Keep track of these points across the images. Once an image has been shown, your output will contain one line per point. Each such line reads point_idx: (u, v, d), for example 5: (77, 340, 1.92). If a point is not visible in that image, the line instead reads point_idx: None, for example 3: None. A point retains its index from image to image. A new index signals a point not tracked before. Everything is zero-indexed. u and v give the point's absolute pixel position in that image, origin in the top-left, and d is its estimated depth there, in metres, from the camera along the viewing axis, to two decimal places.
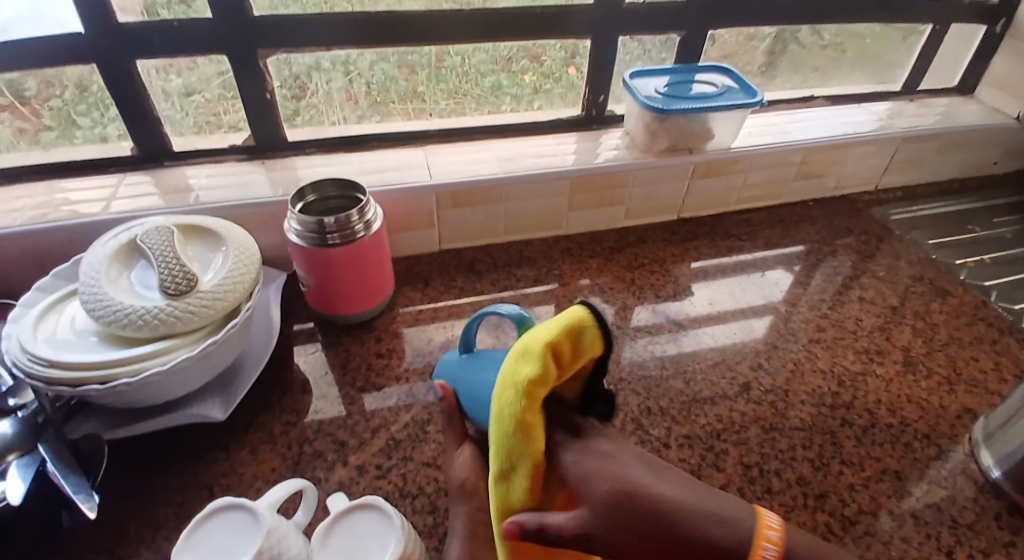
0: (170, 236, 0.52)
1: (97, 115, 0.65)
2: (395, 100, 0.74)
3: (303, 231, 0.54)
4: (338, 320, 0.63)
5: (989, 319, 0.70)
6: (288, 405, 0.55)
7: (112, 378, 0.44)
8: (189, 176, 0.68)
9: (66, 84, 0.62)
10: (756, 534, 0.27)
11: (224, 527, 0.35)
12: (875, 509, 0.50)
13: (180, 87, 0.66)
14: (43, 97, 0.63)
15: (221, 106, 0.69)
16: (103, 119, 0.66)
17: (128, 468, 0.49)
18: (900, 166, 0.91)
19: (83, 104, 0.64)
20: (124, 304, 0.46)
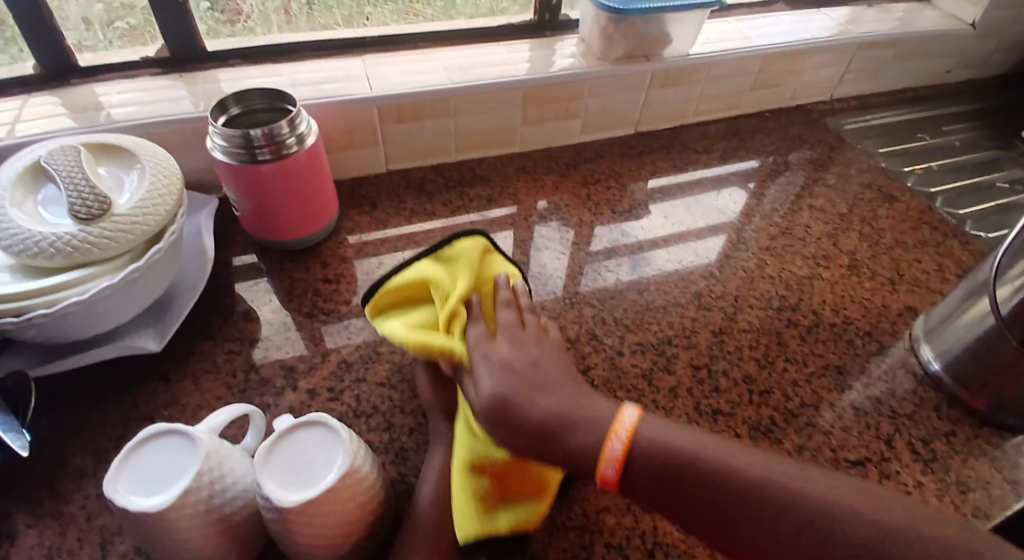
0: (77, 156, 0.47)
1: (14, 50, 0.59)
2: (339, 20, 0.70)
3: (229, 146, 0.50)
4: (280, 246, 0.59)
5: (934, 224, 0.72)
6: (232, 333, 0.52)
7: (27, 309, 0.40)
8: (100, 93, 0.61)
9: None
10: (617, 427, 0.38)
11: (161, 455, 0.33)
12: (818, 402, 0.52)
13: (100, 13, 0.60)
14: None
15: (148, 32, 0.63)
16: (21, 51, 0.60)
17: (62, 405, 0.46)
18: (856, 74, 0.90)
19: None
20: (30, 231, 0.42)
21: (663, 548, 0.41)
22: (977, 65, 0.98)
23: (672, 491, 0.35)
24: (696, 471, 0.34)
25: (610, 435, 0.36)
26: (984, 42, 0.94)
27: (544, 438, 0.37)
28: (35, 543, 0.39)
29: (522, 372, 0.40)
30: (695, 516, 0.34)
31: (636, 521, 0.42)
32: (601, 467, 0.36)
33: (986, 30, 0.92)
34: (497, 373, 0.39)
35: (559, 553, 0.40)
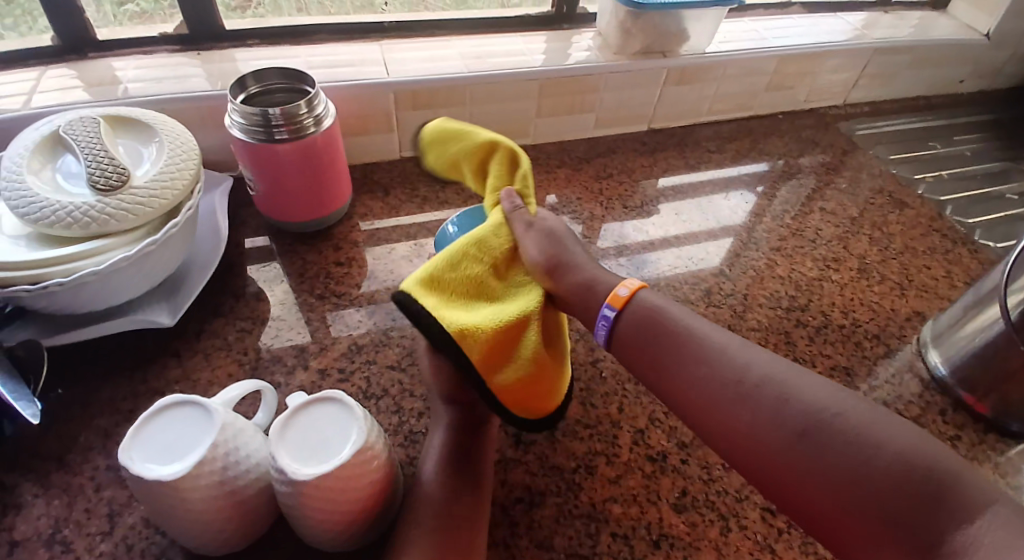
0: (96, 128, 0.47)
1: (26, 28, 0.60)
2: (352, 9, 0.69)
3: (247, 124, 0.50)
4: (292, 228, 0.59)
5: (944, 231, 0.72)
6: (243, 312, 0.52)
7: (43, 277, 0.40)
8: (118, 68, 0.61)
9: None
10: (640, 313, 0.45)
11: (176, 425, 0.33)
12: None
13: None
14: None
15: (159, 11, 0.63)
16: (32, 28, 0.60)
17: (73, 377, 0.46)
18: (870, 80, 0.90)
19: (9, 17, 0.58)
20: (49, 200, 0.42)
21: (669, 539, 0.41)
22: (991, 76, 0.98)
23: (681, 366, 0.39)
24: (709, 354, 0.38)
25: (620, 283, 0.44)
26: (998, 54, 0.94)
27: (566, 266, 0.47)
28: (44, 512, 0.39)
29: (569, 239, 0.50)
30: (698, 396, 0.37)
31: (642, 512, 0.42)
32: (615, 287, 0.44)
33: (1000, 41, 0.92)
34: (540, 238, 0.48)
35: (565, 539, 0.40)
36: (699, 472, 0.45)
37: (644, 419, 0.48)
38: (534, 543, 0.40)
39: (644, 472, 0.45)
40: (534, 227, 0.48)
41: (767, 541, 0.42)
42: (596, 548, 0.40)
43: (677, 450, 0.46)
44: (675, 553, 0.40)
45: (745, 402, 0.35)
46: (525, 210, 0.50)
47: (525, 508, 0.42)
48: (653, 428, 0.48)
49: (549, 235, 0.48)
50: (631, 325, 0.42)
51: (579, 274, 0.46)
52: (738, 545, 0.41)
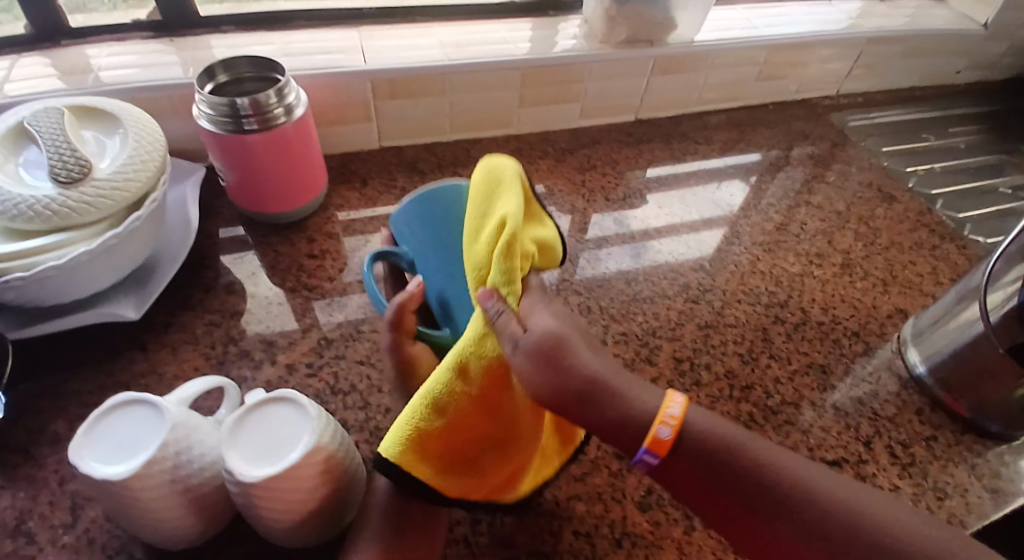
0: (60, 118, 0.46)
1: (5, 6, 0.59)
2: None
3: (215, 115, 0.49)
4: (266, 219, 0.59)
5: (932, 226, 0.71)
6: (213, 305, 0.52)
7: (4, 272, 0.40)
8: (91, 54, 0.60)
9: None
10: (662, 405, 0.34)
11: (128, 424, 0.33)
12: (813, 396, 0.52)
13: None
14: None
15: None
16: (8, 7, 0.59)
17: (39, 369, 0.46)
18: (864, 70, 0.88)
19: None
20: (9, 193, 0.41)
21: (631, 538, 0.41)
22: (989, 67, 0.96)
23: (731, 491, 0.31)
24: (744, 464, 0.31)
25: (660, 416, 0.32)
26: (997, 44, 0.92)
27: (582, 395, 0.34)
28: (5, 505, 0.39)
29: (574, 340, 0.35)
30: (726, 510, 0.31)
31: (606, 511, 0.42)
32: (654, 427, 0.32)
33: (998, 32, 0.90)
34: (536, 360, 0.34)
35: (527, 538, 0.40)
36: None
37: None
38: (495, 541, 0.40)
39: (611, 470, 0.44)
40: (523, 352, 0.34)
41: None
42: (557, 547, 0.40)
43: None
44: (637, 552, 0.40)
45: (807, 532, 0.30)
46: (511, 314, 0.36)
47: None
48: None
49: (546, 359, 0.34)
50: (681, 469, 0.31)
51: (603, 416, 0.33)
52: (701, 545, 0.41)
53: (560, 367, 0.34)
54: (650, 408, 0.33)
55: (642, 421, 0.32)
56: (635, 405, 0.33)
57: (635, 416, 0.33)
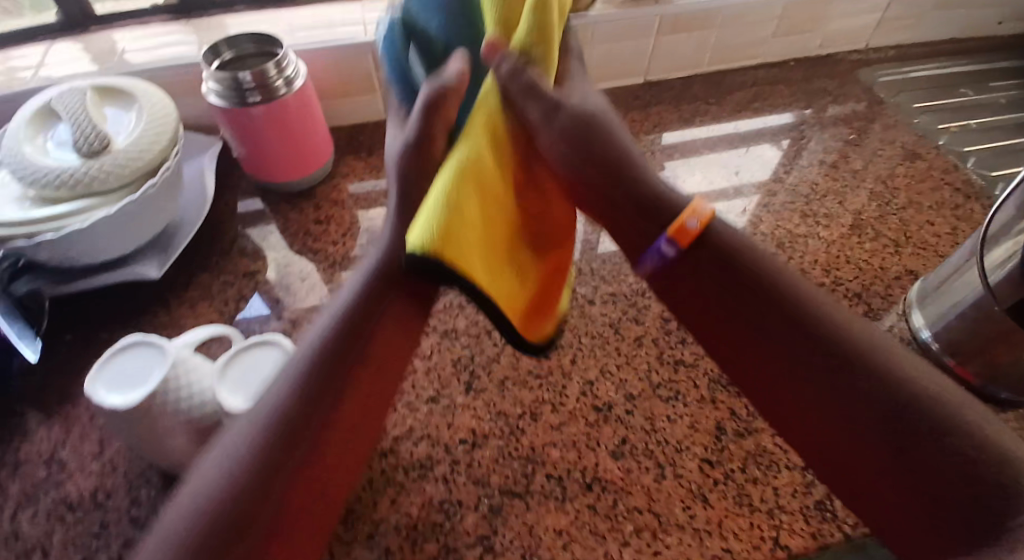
0: (86, 97, 0.51)
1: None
2: None
3: (220, 90, 0.53)
4: (278, 188, 0.63)
5: (957, 185, 0.68)
6: (228, 267, 0.57)
7: (37, 234, 0.45)
8: (117, 38, 0.65)
9: None
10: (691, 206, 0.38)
11: (134, 360, 0.38)
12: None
13: None
14: None
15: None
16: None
17: (77, 322, 0.52)
18: (895, 21, 0.83)
19: None
20: (40, 165, 0.46)
21: (601, 483, 0.43)
22: None
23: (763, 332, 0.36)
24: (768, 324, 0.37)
25: (693, 209, 0.38)
26: None
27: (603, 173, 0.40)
28: (46, 437, 0.45)
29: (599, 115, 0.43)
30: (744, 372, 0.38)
31: (579, 458, 0.44)
32: (683, 217, 0.37)
33: None
34: (563, 132, 0.39)
35: (501, 478, 0.43)
36: (642, 422, 0.46)
37: (594, 371, 0.49)
38: (470, 480, 0.43)
39: (588, 420, 0.46)
40: (555, 124, 0.39)
41: (701, 489, 0.43)
42: (528, 488, 0.43)
43: (623, 402, 0.47)
44: (606, 496, 0.42)
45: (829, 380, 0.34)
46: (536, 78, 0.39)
47: (466, 448, 0.45)
48: (602, 380, 0.49)
49: (574, 137, 0.40)
50: (694, 265, 0.38)
51: (633, 184, 0.40)
52: (670, 492, 0.43)
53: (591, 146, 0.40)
54: (680, 209, 0.38)
55: (673, 217, 0.38)
56: (669, 205, 0.39)
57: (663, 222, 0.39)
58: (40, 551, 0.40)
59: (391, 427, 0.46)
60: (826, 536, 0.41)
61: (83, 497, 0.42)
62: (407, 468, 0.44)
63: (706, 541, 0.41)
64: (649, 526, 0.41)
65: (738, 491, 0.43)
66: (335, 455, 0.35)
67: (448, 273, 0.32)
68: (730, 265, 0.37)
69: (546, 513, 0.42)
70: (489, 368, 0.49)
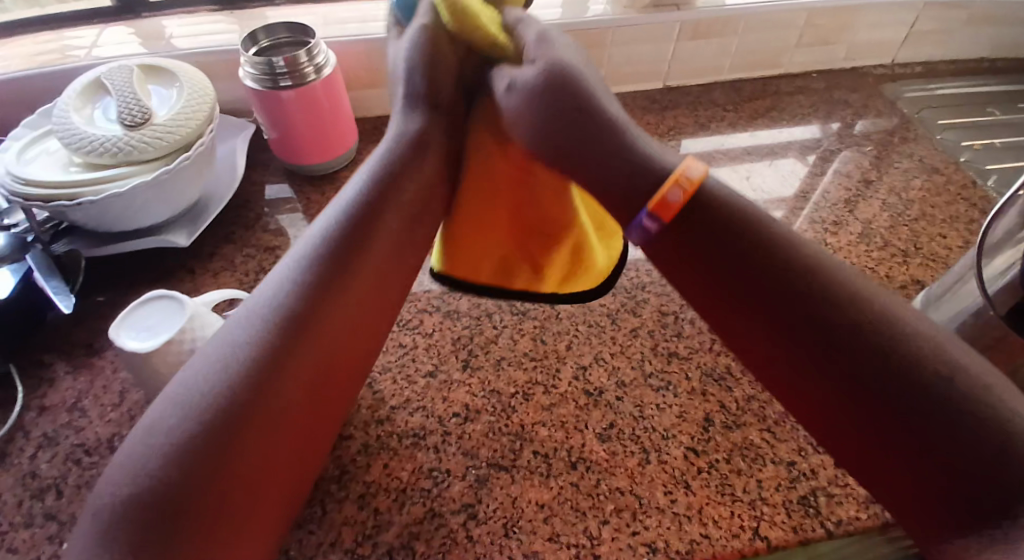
0: (132, 74, 0.55)
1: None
2: None
3: (255, 73, 0.56)
4: (304, 170, 0.66)
5: (974, 200, 0.67)
6: (250, 242, 0.60)
7: (78, 196, 0.49)
8: (165, 25, 0.70)
9: None
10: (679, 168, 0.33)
11: (157, 312, 0.41)
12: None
13: None
14: None
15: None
16: None
17: (109, 283, 0.56)
18: (924, 35, 0.83)
19: None
20: (86, 133, 0.50)
21: (586, 463, 0.44)
22: None
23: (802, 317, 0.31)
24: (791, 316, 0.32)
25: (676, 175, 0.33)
26: None
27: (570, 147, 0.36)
28: (71, 386, 0.49)
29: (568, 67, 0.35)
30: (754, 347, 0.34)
31: (567, 438, 0.46)
32: (664, 189, 0.33)
33: None
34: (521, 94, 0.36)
35: (489, 452, 0.45)
36: (631, 409, 0.47)
37: (588, 357, 0.51)
38: (460, 452, 0.45)
39: (578, 403, 0.48)
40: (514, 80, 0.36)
41: (684, 476, 0.44)
42: (515, 462, 0.44)
43: (614, 388, 0.49)
44: (590, 475, 0.44)
45: (861, 364, 0.29)
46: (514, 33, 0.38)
47: (459, 422, 0.46)
48: (595, 366, 0.50)
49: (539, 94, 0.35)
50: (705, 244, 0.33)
51: (622, 153, 0.34)
52: (653, 476, 0.43)
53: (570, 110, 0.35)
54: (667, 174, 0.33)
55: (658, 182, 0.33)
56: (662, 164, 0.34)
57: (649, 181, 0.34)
58: (57, 488, 0.43)
59: (389, 398, 0.48)
60: (808, 531, 0.41)
61: (99, 443, 0.45)
62: (400, 436, 0.46)
63: (686, 525, 0.41)
64: (630, 507, 0.42)
65: (722, 480, 0.43)
66: (287, 427, 0.31)
67: (464, 285, 0.49)
68: (721, 233, 0.33)
69: (530, 487, 0.43)
70: (487, 348, 0.51)
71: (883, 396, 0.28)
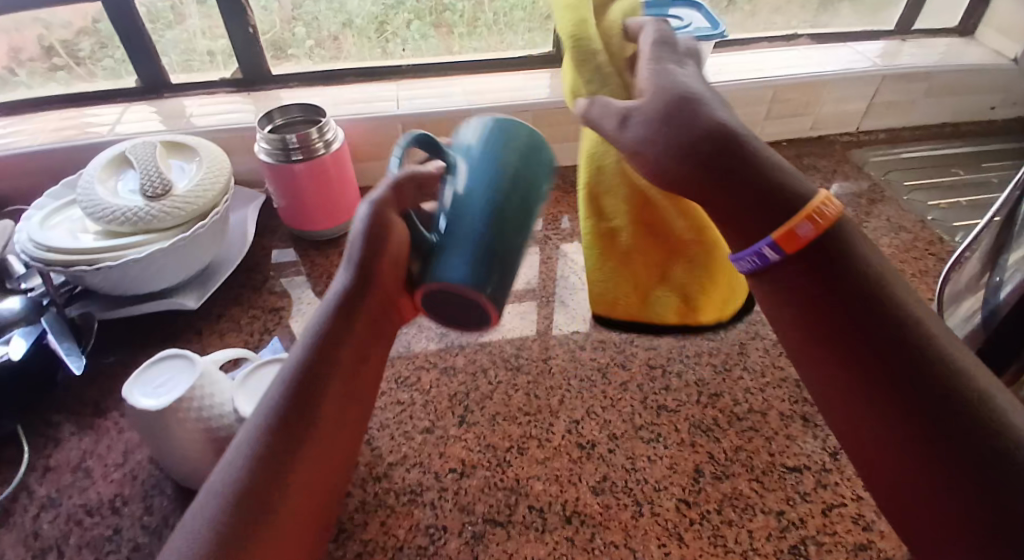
0: (155, 149, 0.60)
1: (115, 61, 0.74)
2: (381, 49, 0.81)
3: (269, 148, 0.61)
4: (308, 236, 0.70)
5: (941, 256, 0.71)
6: (255, 303, 0.63)
7: (97, 261, 0.52)
8: (185, 105, 0.76)
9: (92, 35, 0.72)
10: (811, 202, 0.33)
11: (170, 370, 0.44)
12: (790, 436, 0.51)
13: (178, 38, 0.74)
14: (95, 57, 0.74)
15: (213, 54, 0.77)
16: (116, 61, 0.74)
17: (119, 345, 0.58)
18: (884, 107, 0.90)
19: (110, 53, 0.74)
20: (110, 203, 0.54)
21: (580, 517, 0.45)
22: None
23: (860, 357, 0.32)
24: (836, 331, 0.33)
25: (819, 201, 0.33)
26: None
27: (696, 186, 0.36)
28: (77, 445, 0.50)
29: (696, 97, 0.37)
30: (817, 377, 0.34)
31: (561, 492, 0.47)
32: (795, 220, 0.33)
33: None
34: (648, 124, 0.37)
35: (485, 507, 0.46)
36: (623, 461, 0.49)
37: (581, 411, 0.53)
38: (456, 507, 0.46)
39: (572, 456, 0.49)
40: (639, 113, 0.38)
41: (677, 529, 0.44)
42: (512, 517, 0.45)
43: (606, 441, 0.50)
44: (584, 529, 0.44)
45: (918, 421, 0.30)
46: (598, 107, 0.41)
47: (455, 477, 0.48)
48: (588, 419, 0.52)
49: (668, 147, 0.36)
50: (805, 262, 0.34)
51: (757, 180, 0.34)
52: (646, 529, 0.44)
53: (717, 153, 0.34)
54: (801, 202, 0.34)
55: (790, 209, 0.34)
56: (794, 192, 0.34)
57: (774, 215, 0.34)
58: (57, 549, 0.43)
59: (386, 454, 0.49)
60: None
61: (102, 502, 0.46)
62: (397, 493, 0.47)
63: None
64: None
65: (713, 532, 0.44)
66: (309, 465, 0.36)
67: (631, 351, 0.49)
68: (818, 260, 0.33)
69: (525, 543, 0.43)
70: (482, 403, 0.53)
71: (930, 458, 0.29)
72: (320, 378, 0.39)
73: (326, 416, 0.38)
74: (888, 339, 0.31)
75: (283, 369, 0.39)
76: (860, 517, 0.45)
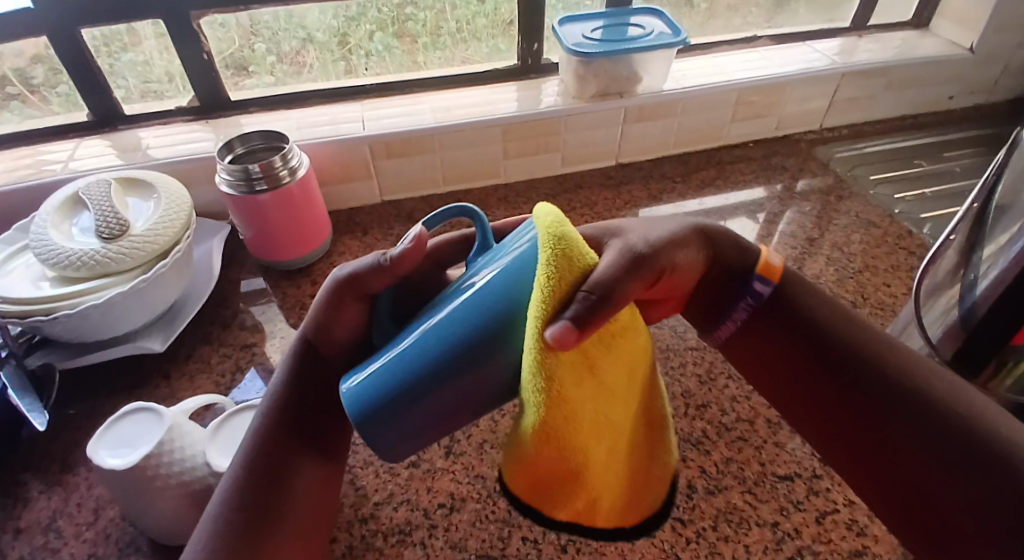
0: (110, 187, 0.57)
1: (63, 94, 0.72)
2: (344, 69, 0.79)
3: (231, 179, 0.59)
4: (278, 266, 0.68)
5: (912, 249, 0.72)
6: (227, 340, 0.61)
7: (54, 310, 0.50)
8: (141, 136, 0.73)
9: (38, 68, 0.69)
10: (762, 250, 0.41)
11: (137, 425, 0.41)
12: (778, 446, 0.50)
13: (130, 69, 0.72)
14: (42, 89, 0.71)
15: (168, 80, 0.74)
16: (66, 92, 0.71)
17: (83, 394, 0.55)
18: (846, 103, 0.91)
19: (57, 85, 0.71)
20: (64, 247, 0.51)
21: (576, 545, 0.44)
22: (984, 90, 0.96)
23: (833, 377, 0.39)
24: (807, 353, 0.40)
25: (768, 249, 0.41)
26: (987, 67, 0.93)
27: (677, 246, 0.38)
28: (43, 506, 0.47)
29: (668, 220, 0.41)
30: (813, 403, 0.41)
31: None
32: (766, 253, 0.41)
33: (986, 55, 0.91)
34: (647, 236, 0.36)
35: (478, 542, 0.44)
36: None
37: None
38: (448, 545, 0.44)
39: None
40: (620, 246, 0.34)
41: (674, 549, 0.44)
42: (505, 550, 0.44)
43: None
44: (581, 557, 0.43)
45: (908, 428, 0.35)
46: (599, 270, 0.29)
47: (445, 512, 0.46)
48: None
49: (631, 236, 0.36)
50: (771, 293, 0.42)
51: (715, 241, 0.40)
52: (643, 552, 0.43)
53: (694, 229, 0.39)
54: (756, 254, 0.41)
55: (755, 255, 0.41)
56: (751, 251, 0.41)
57: (745, 261, 0.41)
58: None
59: (372, 493, 0.48)
60: None
61: None
62: (387, 534, 0.45)
63: None
64: None
65: (711, 549, 0.44)
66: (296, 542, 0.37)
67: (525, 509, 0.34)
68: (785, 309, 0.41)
69: None
70: (468, 431, 0.52)
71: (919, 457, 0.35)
72: (287, 456, 0.38)
73: (297, 492, 0.38)
74: (832, 365, 0.39)
75: (247, 439, 0.38)
76: (854, 522, 0.45)
